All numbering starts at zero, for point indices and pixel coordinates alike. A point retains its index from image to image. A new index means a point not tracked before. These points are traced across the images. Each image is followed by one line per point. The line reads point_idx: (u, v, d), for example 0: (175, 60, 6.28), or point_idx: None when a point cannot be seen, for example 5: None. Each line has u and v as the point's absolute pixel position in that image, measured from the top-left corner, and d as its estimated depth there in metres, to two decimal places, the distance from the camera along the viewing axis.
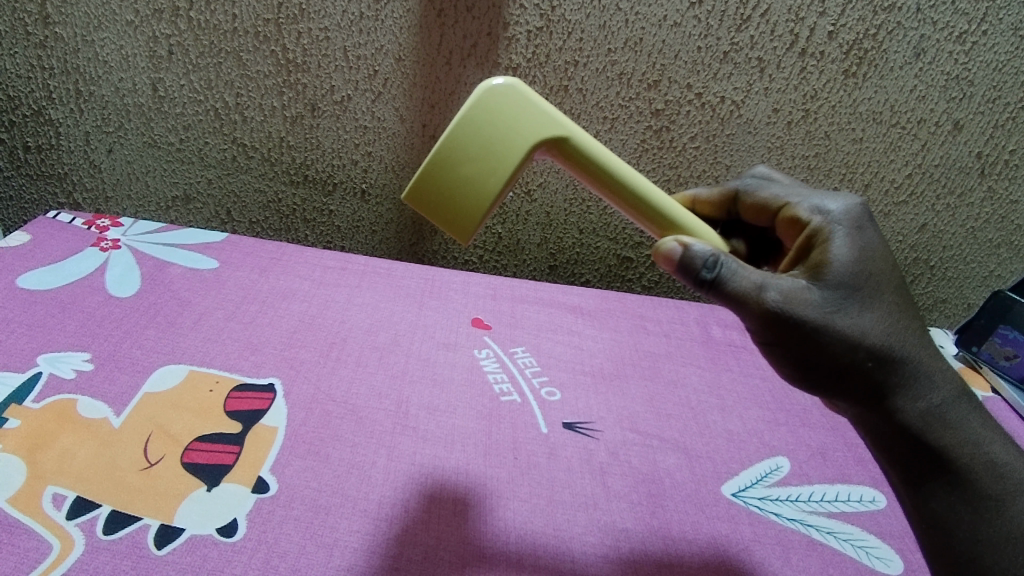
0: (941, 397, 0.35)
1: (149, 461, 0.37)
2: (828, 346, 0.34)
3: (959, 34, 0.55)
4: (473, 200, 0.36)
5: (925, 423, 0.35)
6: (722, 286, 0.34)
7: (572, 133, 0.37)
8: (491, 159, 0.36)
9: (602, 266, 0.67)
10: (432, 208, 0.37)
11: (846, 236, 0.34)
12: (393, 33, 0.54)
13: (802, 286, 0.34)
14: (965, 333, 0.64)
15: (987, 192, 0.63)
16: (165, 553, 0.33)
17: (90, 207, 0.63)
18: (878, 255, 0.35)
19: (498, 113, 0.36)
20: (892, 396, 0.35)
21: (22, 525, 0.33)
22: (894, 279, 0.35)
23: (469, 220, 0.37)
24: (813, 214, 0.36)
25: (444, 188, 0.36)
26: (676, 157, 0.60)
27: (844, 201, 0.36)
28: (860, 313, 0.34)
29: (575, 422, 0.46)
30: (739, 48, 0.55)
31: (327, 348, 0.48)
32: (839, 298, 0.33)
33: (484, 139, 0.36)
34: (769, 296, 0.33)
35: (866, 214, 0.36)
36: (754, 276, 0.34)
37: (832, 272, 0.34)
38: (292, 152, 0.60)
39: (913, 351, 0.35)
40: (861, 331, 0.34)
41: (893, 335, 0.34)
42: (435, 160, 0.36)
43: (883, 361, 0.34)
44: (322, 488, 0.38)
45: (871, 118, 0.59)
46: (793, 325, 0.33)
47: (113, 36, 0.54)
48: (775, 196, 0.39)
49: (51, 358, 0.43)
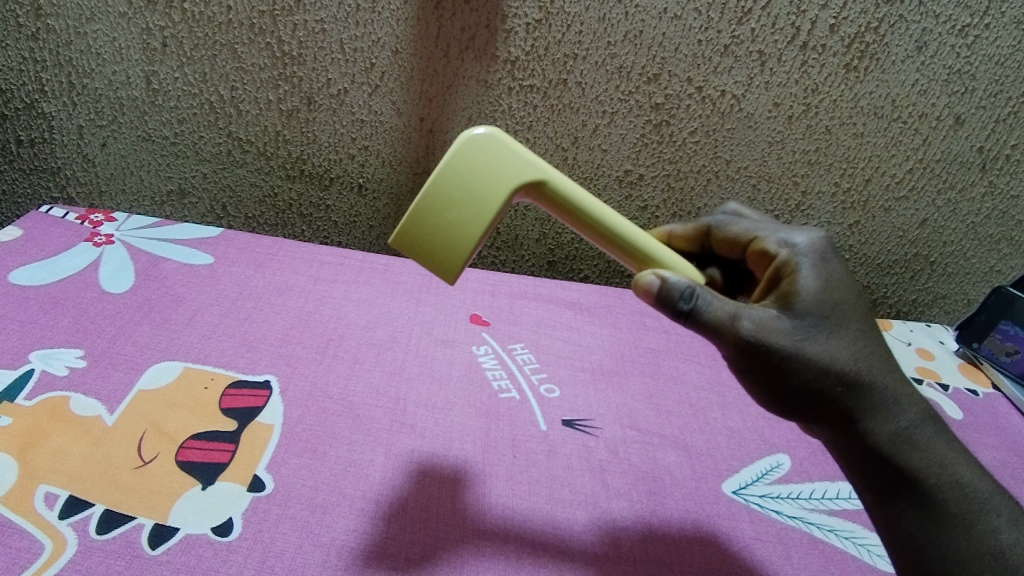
0: (909, 419, 0.35)
1: (142, 459, 0.37)
2: (799, 372, 0.33)
3: (962, 27, 0.54)
4: (457, 240, 0.35)
5: (894, 444, 0.34)
6: (698, 317, 0.34)
7: (551, 176, 0.37)
8: (477, 202, 0.35)
9: (602, 262, 0.67)
10: (417, 249, 0.36)
11: (812, 268, 0.35)
12: (390, 25, 0.53)
13: (772, 314, 0.34)
14: (965, 330, 0.63)
15: (988, 187, 0.63)
16: (159, 553, 0.32)
17: (84, 202, 0.62)
18: (844, 286, 0.35)
19: (482, 158, 0.35)
20: (861, 419, 0.34)
21: (13, 524, 0.33)
22: (860, 307, 0.35)
23: (453, 260, 0.36)
24: (780, 247, 0.36)
25: (430, 229, 0.35)
26: (676, 152, 0.60)
27: (807, 235, 0.36)
28: (828, 339, 0.33)
29: (574, 420, 0.46)
30: (739, 41, 0.54)
31: (324, 344, 0.48)
32: (809, 325, 0.33)
33: (470, 182, 0.35)
34: (743, 324, 0.33)
35: (830, 246, 0.36)
36: (727, 305, 0.33)
37: (802, 302, 0.34)
38: (288, 146, 0.59)
39: (881, 376, 0.34)
40: (830, 358, 0.33)
41: (860, 361, 0.34)
42: (421, 202, 0.35)
43: (852, 386, 0.34)
44: (318, 487, 0.37)
45: (873, 112, 0.58)
46: (767, 354, 0.33)
47: (106, 28, 0.53)
48: (745, 231, 0.39)
49: (43, 355, 0.42)
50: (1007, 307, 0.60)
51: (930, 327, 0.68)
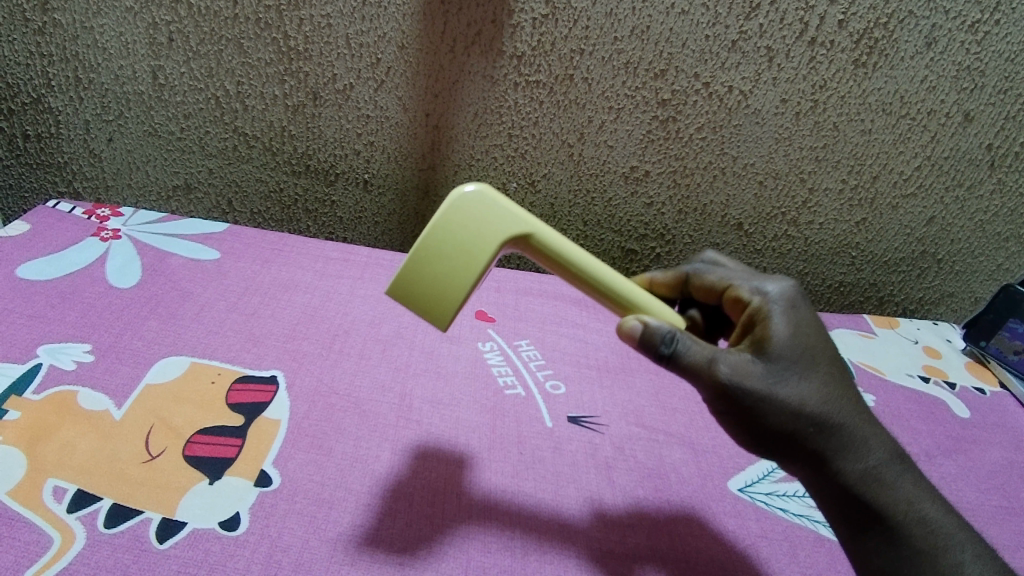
0: (877, 459, 0.34)
1: (149, 454, 0.37)
2: (772, 416, 0.33)
3: (972, 23, 0.54)
4: (450, 289, 0.34)
5: (862, 485, 0.34)
6: (678, 361, 0.33)
7: (538, 230, 0.36)
8: (472, 251, 0.35)
9: (607, 258, 0.67)
10: (410, 297, 0.35)
11: (783, 314, 0.35)
12: (396, 20, 0.53)
13: (747, 358, 0.33)
14: (972, 328, 0.63)
15: (997, 185, 0.62)
16: (167, 547, 0.33)
17: (90, 196, 0.63)
18: (815, 330, 0.35)
19: (472, 214, 0.35)
20: (833, 461, 0.34)
21: (22, 518, 0.33)
22: (830, 349, 0.35)
23: (446, 308, 0.35)
24: (753, 294, 0.36)
25: (424, 277, 0.35)
26: (682, 148, 0.60)
27: (779, 283, 0.36)
28: (800, 382, 0.33)
29: (580, 417, 0.46)
30: (747, 37, 0.54)
31: (330, 340, 0.48)
32: (781, 368, 0.33)
33: (465, 232, 0.35)
34: (720, 369, 0.32)
35: (802, 295, 0.36)
36: (706, 349, 0.33)
37: (774, 347, 0.33)
38: (294, 141, 0.59)
39: (850, 418, 0.34)
40: (802, 402, 0.33)
41: (831, 403, 0.33)
42: (416, 251, 0.34)
43: (823, 429, 0.33)
44: (325, 482, 0.37)
45: (881, 109, 0.58)
46: (743, 400, 0.32)
47: (113, 23, 0.53)
48: (721, 278, 0.39)
49: (51, 349, 0.42)
50: (1015, 305, 0.60)
51: (937, 325, 0.68)
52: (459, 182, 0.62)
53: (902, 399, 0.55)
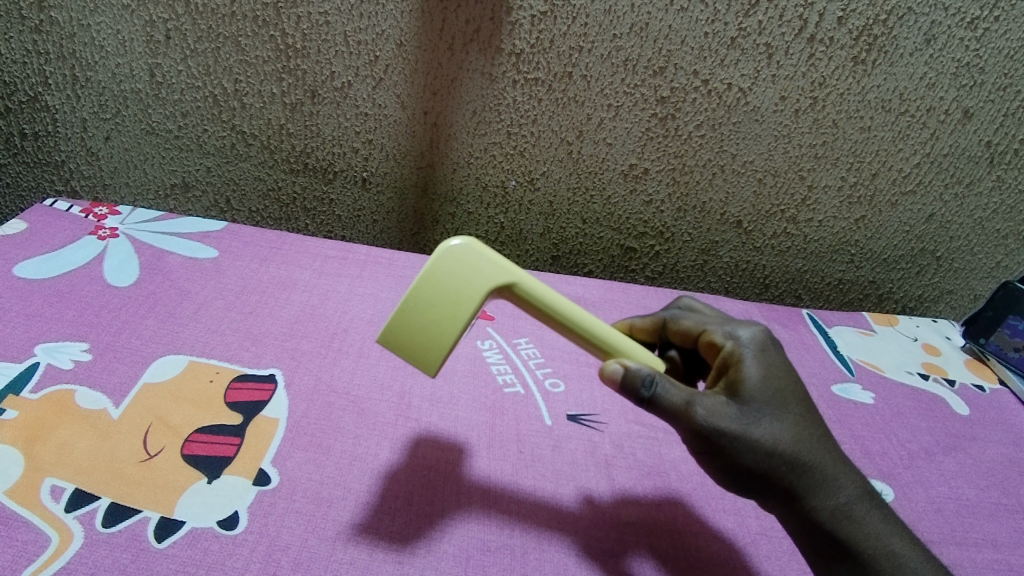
0: (847, 495, 0.35)
1: (148, 453, 0.37)
2: (746, 457, 0.33)
3: (971, 19, 0.54)
4: (437, 337, 0.34)
5: (832, 519, 0.34)
6: (658, 404, 0.33)
7: (523, 280, 0.36)
8: (461, 301, 0.34)
9: (606, 256, 0.67)
10: (399, 343, 0.35)
11: (755, 358, 0.35)
12: (395, 17, 0.53)
13: (721, 400, 0.34)
14: (971, 325, 0.63)
15: (995, 182, 0.62)
16: (165, 546, 0.32)
17: (88, 195, 0.62)
18: (786, 373, 0.35)
19: (458, 266, 0.34)
20: (806, 498, 0.34)
21: (20, 517, 0.33)
22: (801, 390, 0.35)
23: (434, 355, 0.35)
24: (726, 339, 0.37)
25: (413, 324, 0.34)
26: (681, 146, 0.60)
27: (750, 328, 0.37)
28: (771, 422, 0.33)
29: (579, 415, 0.46)
30: (746, 33, 0.54)
31: (329, 339, 0.48)
32: (754, 410, 0.33)
33: (454, 282, 0.34)
34: (697, 412, 0.33)
35: (772, 338, 0.37)
36: (685, 391, 0.33)
37: (748, 391, 0.34)
38: (292, 140, 0.59)
39: (822, 456, 0.34)
40: (775, 443, 0.33)
41: (802, 442, 0.34)
42: (407, 298, 0.34)
43: (795, 468, 0.33)
44: (324, 481, 0.37)
45: (881, 106, 0.58)
46: (718, 442, 0.33)
47: (110, 21, 0.53)
48: (697, 323, 0.40)
49: (48, 348, 0.42)
50: (1015, 301, 0.59)
51: (937, 323, 0.67)
52: (457, 179, 0.62)
53: (901, 396, 0.55)
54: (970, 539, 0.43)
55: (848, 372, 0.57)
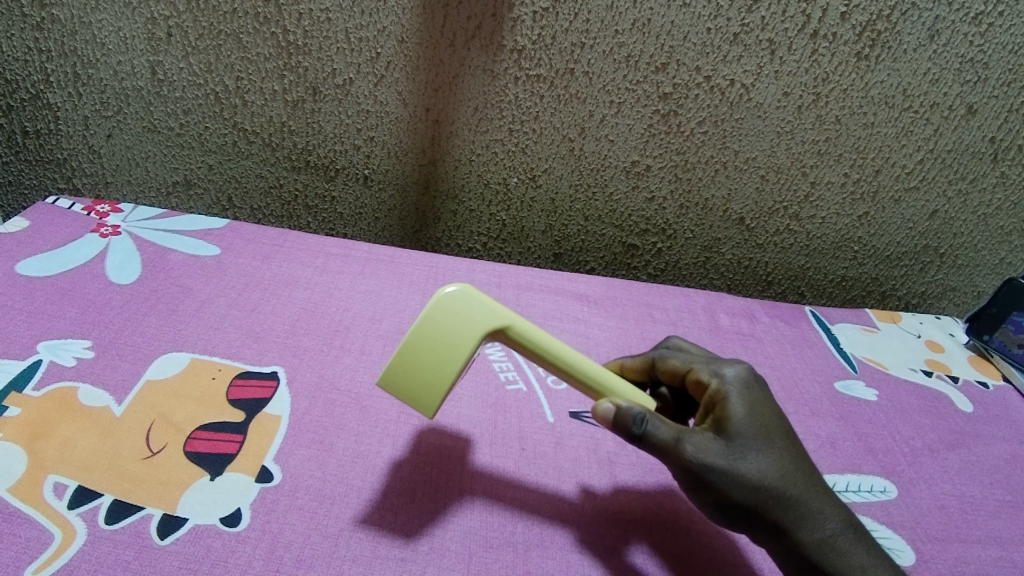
0: (832, 527, 0.34)
1: (151, 450, 0.37)
2: (734, 492, 0.33)
3: (975, 15, 0.53)
4: (434, 380, 0.34)
5: (819, 551, 0.34)
6: (649, 442, 0.34)
7: (515, 323, 0.36)
8: (458, 343, 0.35)
9: (607, 254, 0.67)
10: (398, 384, 0.35)
11: (739, 396, 0.36)
12: (396, 14, 0.53)
13: (708, 436, 0.34)
14: (974, 322, 0.62)
15: (999, 178, 0.62)
16: (168, 543, 0.32)
17: (90, 192, 0.62)
18: (770, 410, 0.36)
19: (453, 311, 0.35)
20: (792, 531, 0.34)
21: (22, 514, 0.33)
22: (784, 425, 0.36)
23: (432, 398, 0.35)
24: (711, 377, 0.38)
25: (412, 367, 0.35)
26: (684, 142, 0.59)
27: (734, 366, 0.38)
28: (756, 456, 0.34)
29: (581, 412, 0.46)
30: (749, 30, 0.53)
31: (331, 336, 0.48)
32: (739, 445, 0.34)
33: (451, 326, 0.35)
34: (686, 448, 0.33)
35: (755, 376, 0.38)
36: (674, 428, 0.34)
37: (734, 427, 0.35)
38: (294, 137, 0.59)
39: (806, 489, 0.34)
40: (760, 477, 0.33)
41: (786, 475, 0.34)
42: (405, 343, 0.35)
43: (780, 501, 0.34)
44: (326, 478, 0.37)
45: (884, 102, 0.57)
46: (706, 477, 0.33)
47: (111, 18, 0.53)
48: (683, 362, 0.40)
49: (51, 346, 0.42)
50: (1018, 298, 0.59)
51: (941, 319, 0.67)
52: (459, 177, 0.62)
53: (904, 393, 0.54)
54: (973, 536, 0.43)
55: (851, 369, 0.56)
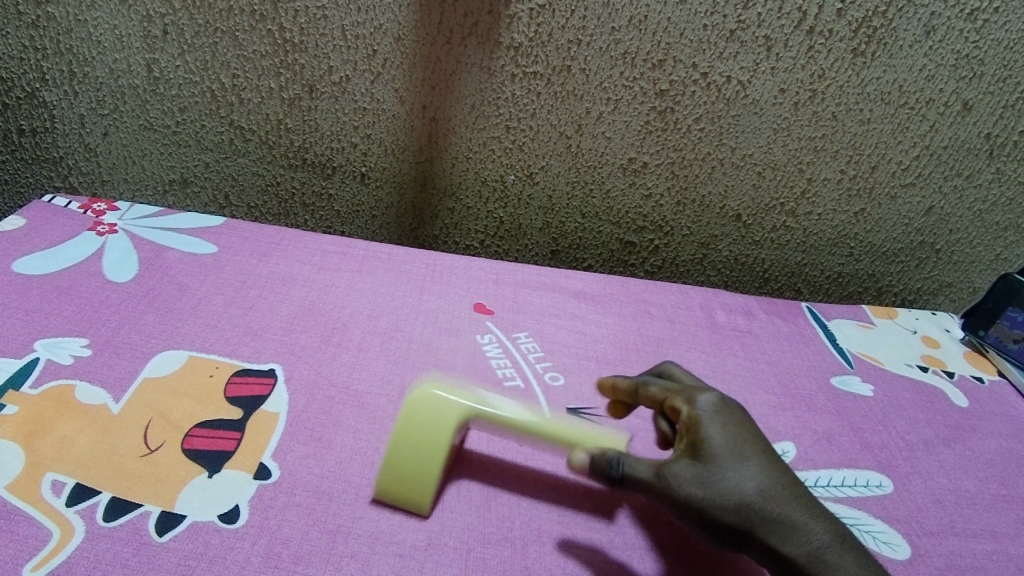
0: (818, 539, 0.33)
1: (149, 448, 0.37)
2: (717, 513, 0.33)
3: (971, 11, 0.53)
4: (422, 466, 0.36)
5: (810, 565, 0.33)
6: (627, 482, 0.34)
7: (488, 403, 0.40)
8: (440, 428, 0.38)
9: (605, 251, 0.67)
10: (389, 480, 0.36)
11: (712, 420, 0.36)
12: (392, 11, 0.53)
13: (685, 462, 0.34)
14: (971, 317, 0.63)
15: (995, 174, 0.62)
16: (166, 540, 0.33)
17: (87, 191, 0.62)
18: (744, 429, 0.36)
19: (434, 416, 0.38)
20: (780, 546, 0.33)
21: (21, 511, 0.33)
22: (760, 442, 0.36)
23: (422, 485, 0.36)
24: (685, 405, 0.38)
25: (401, 465, 0.37)
26: (681, 139, 0.59)
27: (705, 395, 0.38)
28: (734, 473, 0.34)
29: (579, 408, 0.46)
30: (745, 26, 0.53)
31: (328, 333, 0.48)
32: (716, 465, 0.34)
33: (432, 419, 0.38)
34: (663, 480, 0.34)
35: (728, 400, 0.38)
36: (649, 465, 0.34)
37: (709, 450, 0.35)
38: (291, 135, 0.59)
39: (791, 503, 0.34)
40: (741, 494, 0.33)
41: (767, 490, 0.34)
42: (392, 464, 0.37)
43: (762, 518, 0.33)
44: (324, 474, 0.37)
45: (880, 98, 0.58)
46: (686, 500, 0.33)
47: (106, 15, 0.52)
48: (661, 390, 0.40)
49: (48, 344, 0.42)
50: (1015, 293, 0.59)
51: (937, 315, 0.67)
52: (457, 174, 0.62)
53: (900, 389, 0.55)
54: (968, 531, 0.43)
55: (847, 365, 0.57)
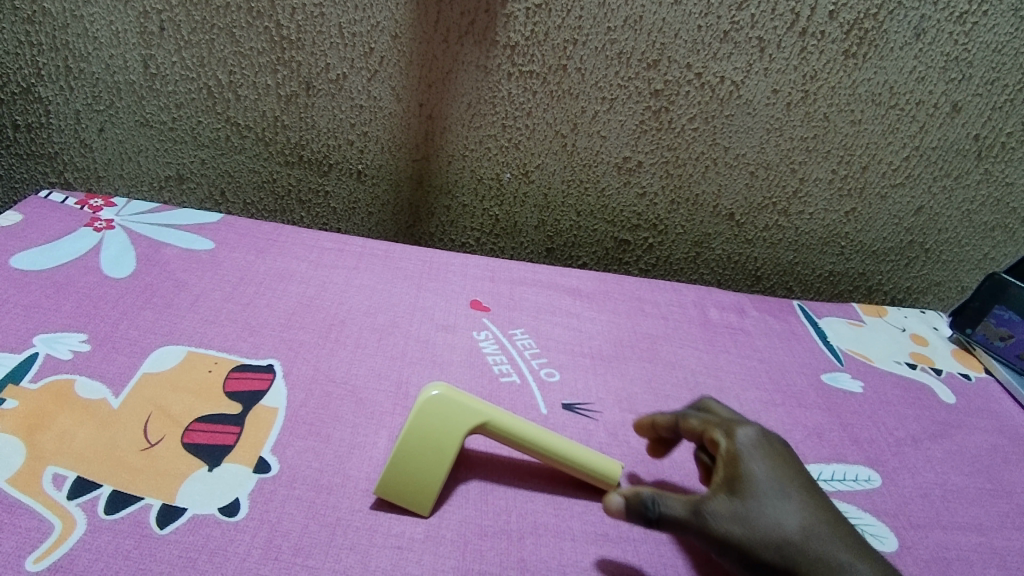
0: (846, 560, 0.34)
1: (149, 442, 0.37)
2: (760, 551, 0.33)
3: (960, 14, 0.54)
4: (427, 469, 0.37)
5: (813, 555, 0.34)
6: (666, 522, 0.34)
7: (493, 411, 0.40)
8: (445, 434, 0.38)
9: (600, 249, 0.67)
10: (392, 478, 0.36)
11: (753, 457, 0.37)
12: (389, 9, 0.53)
13: (725, 501, 0.34)
14: (958, 316, 0.64)
15: (983, 175, 0.63)
16: (167, 532, 0.33)
17: (82, 186, 0.62)
18: (782, 466, 0.37)
19: (439, 421, 0.38)
20: None
21: (22, 504, 0.33)
22: (795, 477, 0.37)
23: (426, 486, 0.36)
24: (725, 439, 0.38)
25: (405, 466, 0.37)
26: (675, 138, 0.60)
27: (745, 428, 0.39)
28: (773, 511, 0.34)
29: (574, 404, 0.46)
30: (739, 27, 0.54)
31: (326, 329, 0.48)
32: (755, 503, 0.34)
33: (437, 423, 0.38)
34: (703, 519, 0.34)
35: (764, 435, 0.39)
36: (687, 502, 0.34)
37: (749, 487, 0.35)
38: (287, 132, 0.59)
39: (830, 540, 0.34)
40: (780, 532, 0.34)
41: (807, 528, 0.34)
42: (396, 463, 0.37)
43: (803, 555, 0.33)
44: (323, 468, 0.38)
45: (870, 99, 0.58)
46: (724, 537, 0.33)
47: (103, 11, 0.53)
48: (699, 422, 0.40)
49: (47, 339, 0.42)
50: (1001, 292, 0.60)
51: (925, 313, 0.68)
52: (452, 172, 0.62)
53: (889, 385, 0.56)
54: (954, 523, 0.44)
55: (837, 362, 0.58)
